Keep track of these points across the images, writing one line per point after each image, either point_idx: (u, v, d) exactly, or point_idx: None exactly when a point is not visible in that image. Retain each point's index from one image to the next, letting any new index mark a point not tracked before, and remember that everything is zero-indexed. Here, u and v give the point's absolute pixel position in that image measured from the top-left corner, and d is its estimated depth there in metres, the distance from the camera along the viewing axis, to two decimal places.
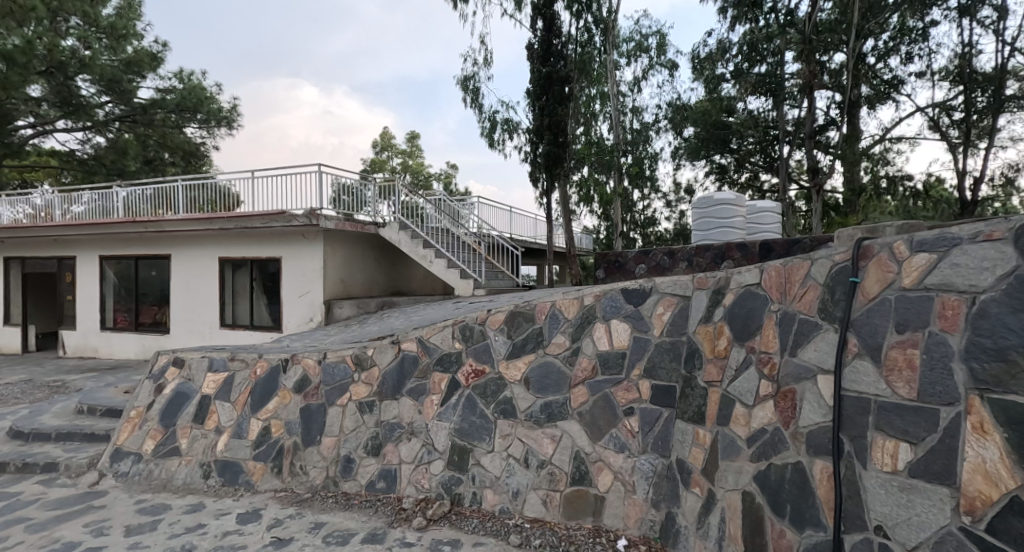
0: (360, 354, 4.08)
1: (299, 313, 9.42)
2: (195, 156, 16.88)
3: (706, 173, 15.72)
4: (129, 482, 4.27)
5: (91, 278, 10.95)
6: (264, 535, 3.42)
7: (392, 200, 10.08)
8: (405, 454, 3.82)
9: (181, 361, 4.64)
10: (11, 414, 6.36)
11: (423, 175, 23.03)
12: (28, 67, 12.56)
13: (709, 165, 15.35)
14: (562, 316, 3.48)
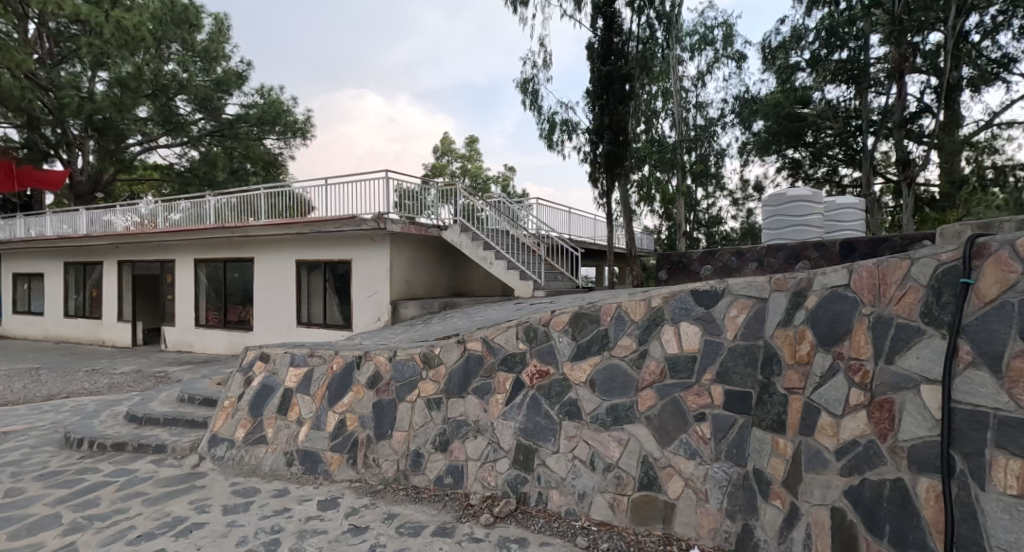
0: (428, 353, 4.19)
1: (368, 313, 9.83)
2: (274, 165, 18.08)
3: (779, 168, 14.97)
4: (223, 465, 4.63)
5: (188, 279, 11.95)
6: (343, 522, 3.60)
7: (452, 202, 10.30)
8: (472, 451, 3.88)
9: (267, 356, 4.96)
10: (125, 400, 7.05)
11: (481, 178, 23.44)
12: (138, 91, 14.06)
13: (782, 160, 14.60)
14: (628, 318, 3.42)
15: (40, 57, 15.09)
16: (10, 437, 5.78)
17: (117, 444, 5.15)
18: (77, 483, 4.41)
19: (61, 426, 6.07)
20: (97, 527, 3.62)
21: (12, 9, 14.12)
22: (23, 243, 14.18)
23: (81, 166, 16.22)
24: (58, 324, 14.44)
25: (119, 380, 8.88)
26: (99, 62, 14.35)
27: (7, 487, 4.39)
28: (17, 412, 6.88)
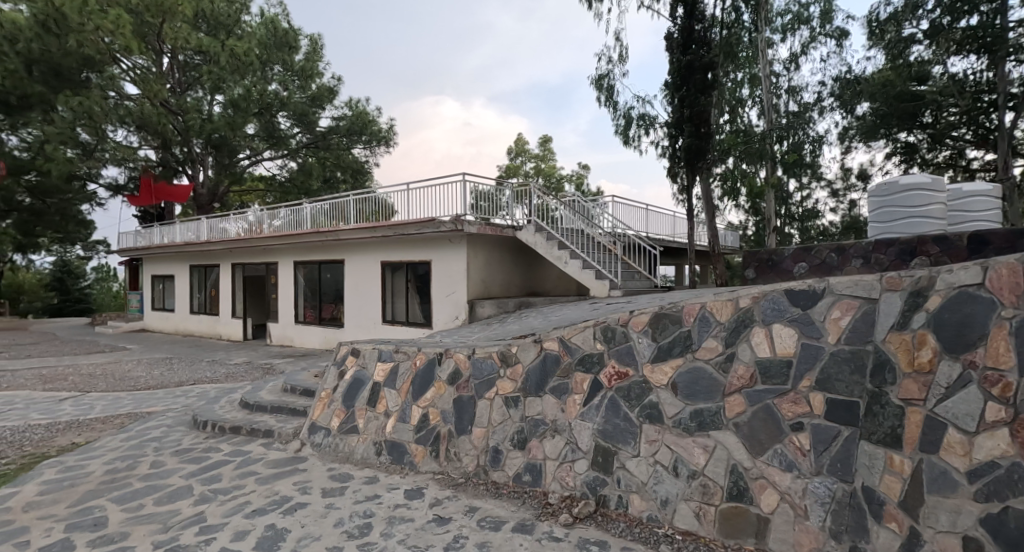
0: (505, 351, 4.20)
1: (447, 312, 10.09)
2: (360, 172, 19.09)
3: (890, 155, 13.75)
4: (320, 451, 4.93)
5: (288, 280, 12.90)
6: (427, 512, 3.73)
7: (526, 203, 10.35)
8: (550, 451, 3.85)
9: (358, 351, 5.21)
10: (240, 388, 7.74)
11: (555, 177, 23.35)
12: (247, 111, 15.54)
13: (893, 144, 13.34)
14: (714, 319, 3.24)
15: (171, 87, 17.02)
16: (152, 416, 6.52)
17: (233, 427, 5.65)
18: (204, 460, 4.89)
19: (191, 409, 6.76)
20: (218, 501, 4.03)
21: (147, 44, 16.03)
22: (156, 248, 16.01)
23: (202, 179, 17.97)
24: (184, 319, 16.17)
25: (232, 370, 9.76)
26: (217, 87, 16.00)
27: (151, 459, 4.95)
28: (155, 395, 7.77)
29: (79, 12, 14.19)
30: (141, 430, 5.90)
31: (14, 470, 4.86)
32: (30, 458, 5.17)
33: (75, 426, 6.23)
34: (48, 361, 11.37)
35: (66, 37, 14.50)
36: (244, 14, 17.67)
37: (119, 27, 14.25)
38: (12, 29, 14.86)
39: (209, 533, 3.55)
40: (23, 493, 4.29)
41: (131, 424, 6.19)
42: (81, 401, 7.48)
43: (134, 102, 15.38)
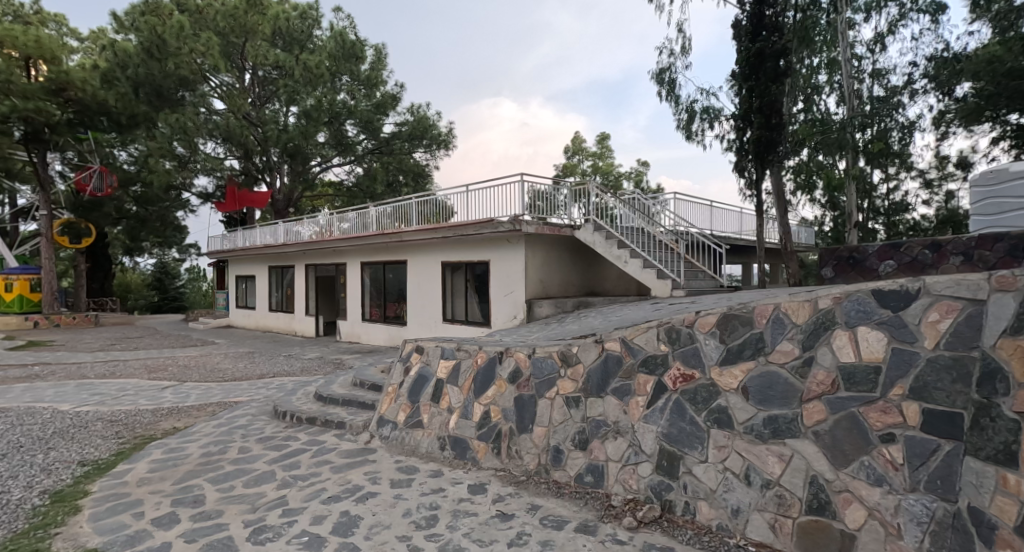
0: (566, 351, 4.15)
1: (505, 312, 10.15)
2: (421, 176, 19.64)
3: (999, 139, 12.68)
4: (388, 443, 5.10)
5: (355, 280, 13.44)
6: (490, 508, 3.77)
7: (584, 202, 10.23)
8: (612, 452, 3.77)
9: (421, 348, 5.32)
10: (314, 382, 8.13)
11: (613, 175, 22.94)
12: (319, 120, 16.48)
13: (1002, 126, 12.29)
14: (789, 321, 3.05)
15: (251, 100, 17.91)
16: (238, 405, 6.97)
17: (309, 418, 5.94)
18: (285, 447, 5.17)
19: (271, 400, 7.17)
20: (297, 486, 4.25)
21: (231, 62, 17.23)
22: (239, 251, 17.16)
23: (279, 186, 18.98)
24: (264, 316, 17.25)
25: (305, 365, 10.26)
26: (292, 99, 16.99)
27: (239, 445, 5.29)
28: (240, 386, 8.30)
29: (176, 38, 15.70)
30: (230, 418, 6.32)
31: (126, 449, 5.34)
32: (139, 438, 5.67)
33: (174, 412, 6.78)
34: (149, 352, 12.46)
35: (166, 61, 15.99)
36: (316, 29, 18.58)
37: (209, 48, 15.84)
38: (122, 56, 16.53)
39: (291, 516, 3.75)
40: (135, 470, 4.71)
41: (221, 412, 6.65)
42: (179, 389, 8.13)
43: (221, 117, 16.60)
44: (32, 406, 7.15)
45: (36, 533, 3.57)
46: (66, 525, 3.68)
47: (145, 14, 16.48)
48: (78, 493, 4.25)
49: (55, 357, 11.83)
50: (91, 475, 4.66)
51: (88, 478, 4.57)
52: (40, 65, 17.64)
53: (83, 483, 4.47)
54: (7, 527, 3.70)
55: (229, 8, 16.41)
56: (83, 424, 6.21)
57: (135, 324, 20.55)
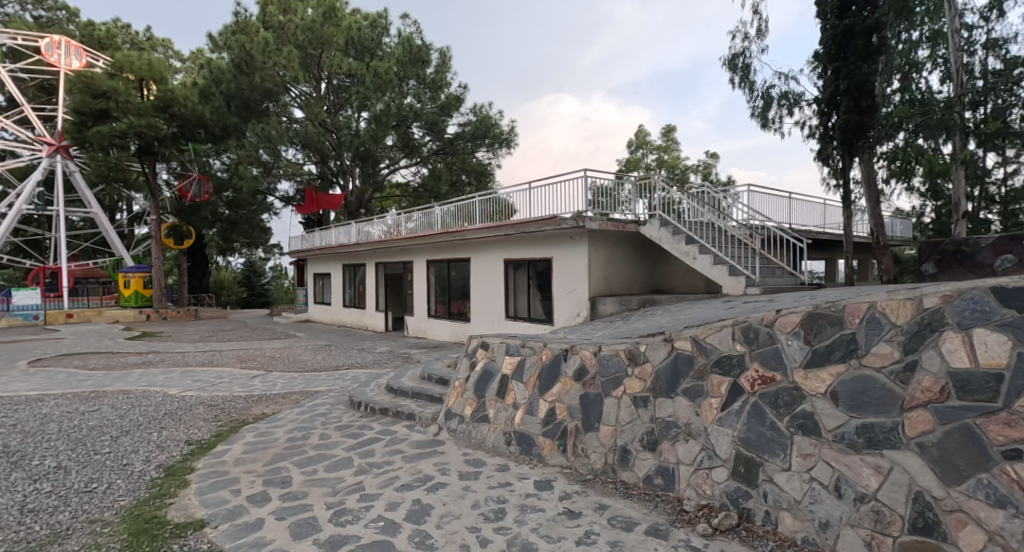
0: (633, 349, 4.02)
1: (568, 309, 10.05)
2: (484, 175, 19.83)
3: None
4: (455, 436, 5.17)
5: (422, 277, 13.80)
6: (557, 504, 3.73)
7: (649, 197, 9.99)
8: (684, 454, 3.62)
9: (487, 344, 5.36)
10: (385, 374, 8.42)
11: (679, 168, 22.08)
12: (388, 124, 17.11)
13: None
14: (887, 322, 2.79)
15: (326, 108, 18.58)
16: (318, 395, 7.34)
17: (382, 409, 6.14)
18: (360, 436, 5.38)
19: (347, 391, 7.49)
20: (373, 473, 4.40)
21: (309, 73, 18.09)
22: (316, 250, 18.09)
23: (351, 189, 19.77)
24: (338, 312, 18.09)
25: (377, 358, 10.65)
26: (363, 105, 17.70)
27: (320, 432, 5.56)
28: (319, 377, 8.74)
29: (262, 53, 16.83)
30: (311, 406, 6.67)
31: (224, 431, 5.76)
32: (234, 422, 6.10)
33: (263, 399, 7.24)
34: (241, 343, 13.42)
35: (253, 75, 17.14)
36: (385, 36, 19.22)
37: (291, 61, 16.85)
38: (217, 73, 17.92)
39: (368, 501, 3.88)
40: (232, 450, 5.06)
41: (303, 400, 7.03)
42: (267, 378, 8.68)
43: (301, 125, 17.56)
44: (146, 390, 7.90)
45: (154, 502, 3.96)
46: (177, 497, 4.03)
47: (236, 33, 17.83)
48: (187, 469, 4.63)
49: (163, 346, 13.01)
50: (196, 452, 5.07)
51: (194, 455, 4.97)
52: (151, 85, 19.47)
53: (190, 459, 4.87)
54: (130, 495, 4.10)
55: (308, 22, 17.34)
56: (187, 407, 6.76)
57: (228, 318, 22.19)
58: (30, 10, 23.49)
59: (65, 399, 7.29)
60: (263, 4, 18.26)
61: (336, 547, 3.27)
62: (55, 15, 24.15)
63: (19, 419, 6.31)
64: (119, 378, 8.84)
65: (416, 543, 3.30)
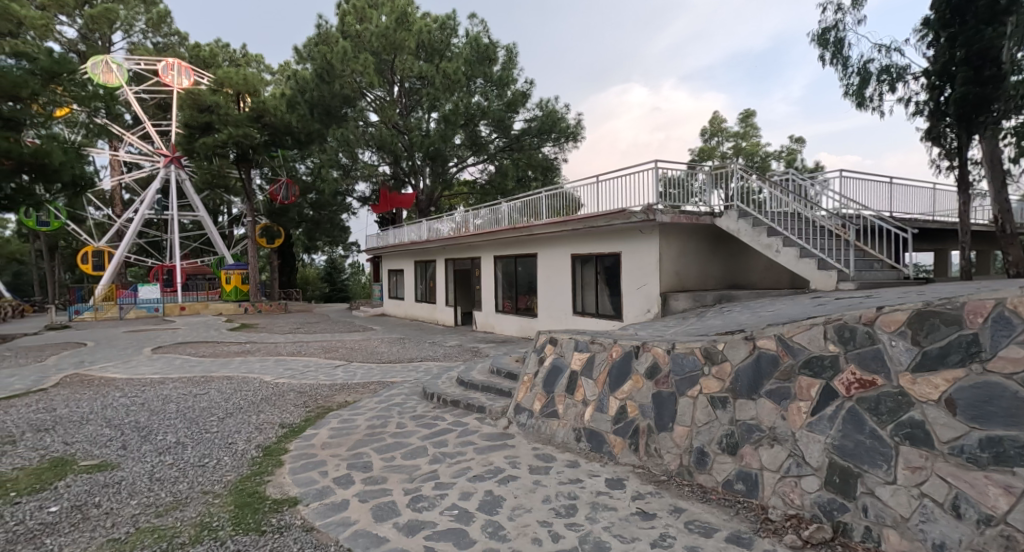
0: (710, 347, 3.80)
1: (638, 304, 9.71)
2: (550, 169, 19.81)
3: None
4: (525, 431, 5.10)
5: (490, 273, 13.92)
6: (630, 504, 3.57)
7: (726, 187, 9.44)
8: (768, 460, 3.33)
9: (556, 340, 5.26)
10: (456, 367, 8.54)
11: (759, 155, 20.79)
12: (456, 123, 17.39)
13: None
14: (1019, 322, 2.47)
15: (399, 111, 19.12)
16: (394, 385, 7.55)
17: (453, 401, 6.21)
18: (434, 426, 5.46)
19: (421, 382, 7.65)
20: (447, 462, 4.43)
21: (383, 78, 18.75)
22: (390, 247, 18.73)
23: (421, 188, 20.24)
24: (411, 307, 18.64)
25: (448, 351, 10.84)
26: (433, 106, 18.07)
27: (396, 421, 5.70)
28: (396, 368, 9.02)
29: (341, 61, 17.62)
30: (388, 395, 6.87)
31: (312, 416, 6.06)
32: (320, 408, 6.40)
33: (345, 387, 7.57)
34: (324, 336, 14.14)
35: (333, 83, 18.03)
36: (453, 37, 19.49)
37: (366, 67, 17.51)
38: (302, 83, 19.00)
39: (443, 489, 3.91)
40: (320, 434, 5.31)
41: (380, 390, 7.27)
42: (348, 368, 9.08)
43: (375, 128, 18.22)
44: (245, 376, 8.50)
45: (255, 478, 4.22)
46: (274, 475, 4.28)
47: (318, 44, 18.79)
48: (281, 449, 4.91)
49: (258, 337, 14.00)
50: (288, 435, 5.37)
51: (287, 437, 5.26)
52: (246, 98, 20.99)
53: (284, 441, 5.16)
54: (235, 471, 4.40)
55: (381, 29, 17.99)
56: (280, 393, 7.19)
57: (312, 312, 23.53)
58: (149, 37, 26.10)
59: (179, 382, 8.01)
60: (342, 15, 19.06)
61: (414, 531, 3.33)
62: (169, 40, 26.86)
63: (144, 399, 7.01)
64: (222, 365, 9.59)
65: (489, 533, 3.28)
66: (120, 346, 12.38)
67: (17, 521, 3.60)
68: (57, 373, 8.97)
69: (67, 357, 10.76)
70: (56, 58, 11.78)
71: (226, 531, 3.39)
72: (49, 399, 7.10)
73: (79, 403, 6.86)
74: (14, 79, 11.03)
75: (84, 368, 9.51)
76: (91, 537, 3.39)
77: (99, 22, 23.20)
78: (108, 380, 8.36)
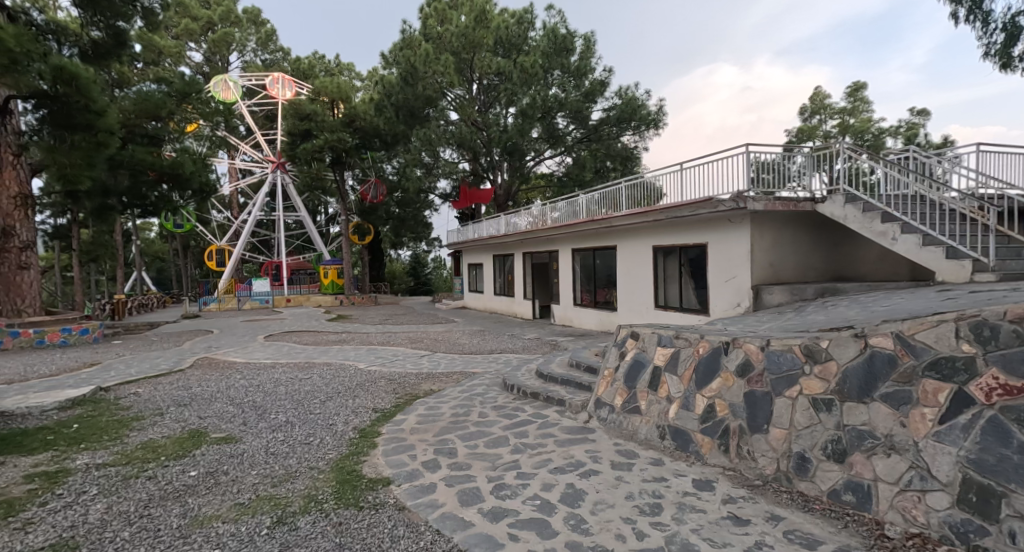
0: (811, 344, 3.47)
1: (727, 298, 9.09)
2: (629, 159, 19.37)
3: None
4: (605, 426, 4.85)
5: (568, 267, 13.69)
6: (721, 508, 3.29)
7: (830, 169, 8.55)
8: (884, 471, 2.96)
9: (638, 334, 4.99)
10: (537, 359, 8.45)
11: (870, 133, 18.74)
12: (533, 117, 17.21)
13: None
14: None
15: (477, 108, 19.29)
16: (476, 376, 7.60)
17: (533, 393, 6.11)
18: (515, 416, 5.40)
19: (501, 373, 7.65)
20: (528, 453, 4.34)
21: (462, 76, 18.97)
22: (469, 242, 19.03)
23: (500, 183, 20.33)
24: (491, 300, 18.82)
25: (527, 344, 10.79)
26: (510, 101, 18.03)
27: (479, 410, 5.70)
28: (478, 359, 9.10)
29: (424, 63, 18.05)
30: (471, 385, 6.92)
31: (401, 403, 6.23)
32: (408, 395, 6.58)
33: (431, 376, 7.73)
34: (412, 327, 14.64)
35: (417, 85, 18.56)
36: (531, 31, 19.33)
37: (447, 67, 17.82)
38: (388, 87, 19.72)
39: (525, 479, 3.82)
40: (409, 419, 5.42)
41: (464, 380, 7.33)
42: (433, 358, 9.29)
43: (455, 126, 18.52)
44: (341, 363, 8.96)
45: (353, 458, 4.37)
46: (369, 455, 4.41)
47: (403, 48, 19.40)
48: (375, 432, 5.06)
49: (353, 327, 14.78)
50: (381, 419, 5.54)
51: (379, 421, 5.43)
52: (339, 104, 22.20)
53: (377, 424, 5.34)
54: (335, 450, 4.59)
55: (461, 28, 18.23)
56: (373, 380, 7.48)
57: (399, 304, 24.54)
58: (259, 55, 28.23)
59: (287, 367, 8.60)
60: (424, 18, 19.48)
61: (498, 518, 3.27)
62: (275, 56, 28.80)
63: (258, 381, 7.58)
64: (322, 352, 10.18)
65: (572, 526, 3.16)
66: (238, 334, 13.59)
67: (166, 481, 3.99)
68: (190, 356, 10.00)
69: (198, 343, 11.98)
70: (186, 80, 12.67)
71: (330, 504, 3.52)
72: (184, 378, 7.88)
73: (207, 382, 7.57)
74: (155, 101, 12.31)
75: (211, 352, 10.55)
76: (222, 499, 3.67)
77: (219, 46, 25.64)
78: (231, 363, 9.18)
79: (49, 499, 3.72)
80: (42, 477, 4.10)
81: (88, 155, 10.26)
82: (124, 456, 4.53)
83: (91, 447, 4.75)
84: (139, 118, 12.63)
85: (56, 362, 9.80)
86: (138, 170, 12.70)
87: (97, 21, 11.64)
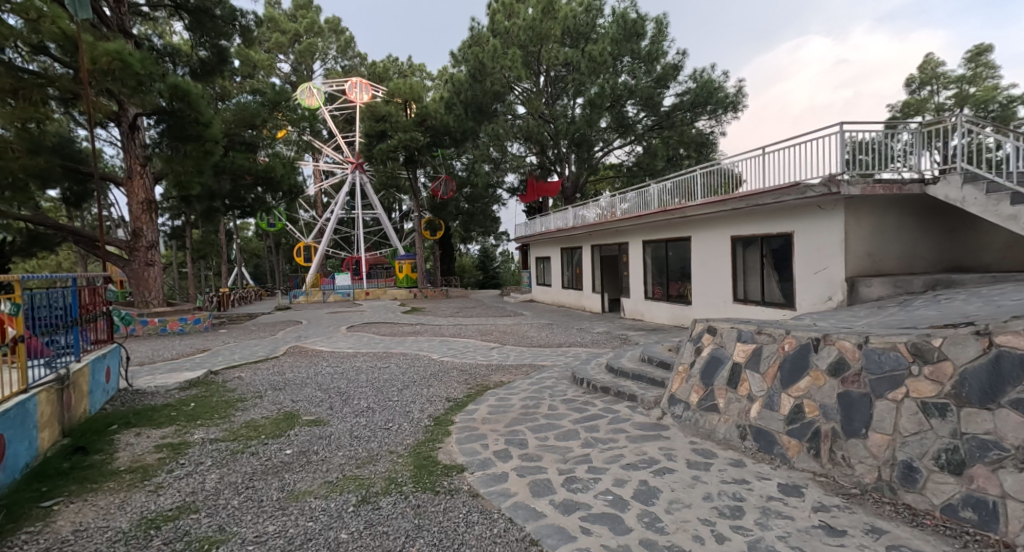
0: (920, 343, 3.05)
1: (816, 291, 8.33)
2: (704, 145, 18.45)
3: None
4: (680, 424, 4.48)
5: (638, 260, 13.18)
6: (812, 515, 2.92)
7: (942, 146, 7.57)
8: (1016, 486, 2.54)
9: (715, 329, 4.59)
10: (607, 354, 8.14)
11: (990, 102, 16.55)
12: (602, 107, 16.67)
13: None
14: None
15: (545, 100, 19.03)
16: (545, 369, 7.42)
17: (603, 387, 5.85)
18: (585, 410, 5.17)
19: (571, 367, 7.42)
20: (599, 447, 4.11)
21: (530, 69, 18.69)
22: (537, 235, 18.87)
23: (567, 175, 19.99)
24: (559, 293, 18.55)
25: (596, 337, 10.47)
26: (579, 92, 17.64)
27: (548, 403, 5.52)
28: (548, 352, 8.92)
29: (492, 59, 18.08)
30: (541, 378, 6.76)
31: (473, 393, 6.18)
32: (479, 386, 6.52)
33: (500, 368, 7.65)
34: (484, 319, 14.72)
35: (485, 81, 18.60)
36: (600, 18, 18.78)
37: (515, 62, 17.73)
38: (457, 85, 19.91)
39: (596, 473, 3.60)
40: (480, 410, 5.35)
41: (533, 373, 7.18)
42: (503, 350, 9.23)
43: (523, 120, 18.38)
44: (416, 354, 9.11)
45: (429, 444, 4.34)
46: (444, 443, 4.36)
47: (471, 46, 19.53)
48: (449, 421, 5.03)
49: (426, 319, 15.09)
50: (454, 408, 5.51)
51: (452, 410, 5.40)
52: (411, 104, 22.78)
53: (451, 413, 5.31)
54: (412, 436, 4.60)
55: (529, 21, 17.95)
56: (446, 371, 7.51)
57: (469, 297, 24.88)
58: (340, 62, 29.50)
59: (367, 356, 8.87)
60: (493, 13, 19.44)
61: (569, 511, 3.09)
62: (353, 62, 29.98)
63: (342, 369, 7.85)
64: (400, 342, 10.45)
65: (646, 523, 2.92)
66: (325, 324, 14.28)
67: (266, 457, 4.15)
68: (282, 344, 10.62)
69: (289, 332, 12.73)
70: (277, 89, 13.50)
71: (408, 487, 3.49)
72: (276, 365, 8.34)
73: (299, 368, 7.96)
74: (251, 111, 13.11)
75: (301, 341, 11.14)
76: (313, 476, 3.75)
77: (305, 56, 27.10)
78: (319, 351, 9.62)
79: (175, 466, 3.98)
80: (169, 447, 4.42)
81: (199, 163, 11.22)
82: (232, 433, 4.77)
83: (206, 424, 5.06)
84: (238, 127, 13.37)
85: (175, 347, 10.75)
86: (237, 175, 13.64)
87: (205, 42, 12.64)
